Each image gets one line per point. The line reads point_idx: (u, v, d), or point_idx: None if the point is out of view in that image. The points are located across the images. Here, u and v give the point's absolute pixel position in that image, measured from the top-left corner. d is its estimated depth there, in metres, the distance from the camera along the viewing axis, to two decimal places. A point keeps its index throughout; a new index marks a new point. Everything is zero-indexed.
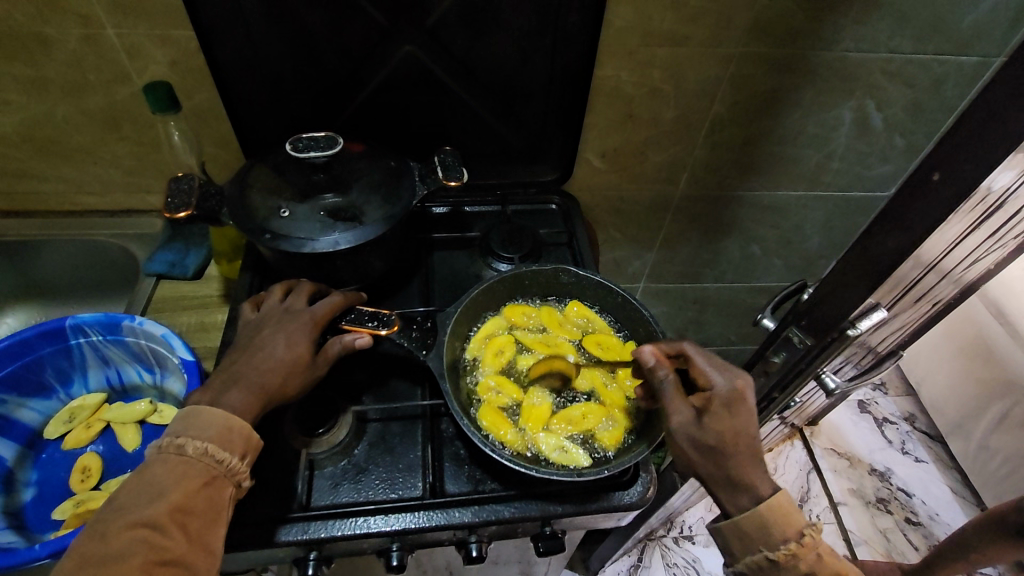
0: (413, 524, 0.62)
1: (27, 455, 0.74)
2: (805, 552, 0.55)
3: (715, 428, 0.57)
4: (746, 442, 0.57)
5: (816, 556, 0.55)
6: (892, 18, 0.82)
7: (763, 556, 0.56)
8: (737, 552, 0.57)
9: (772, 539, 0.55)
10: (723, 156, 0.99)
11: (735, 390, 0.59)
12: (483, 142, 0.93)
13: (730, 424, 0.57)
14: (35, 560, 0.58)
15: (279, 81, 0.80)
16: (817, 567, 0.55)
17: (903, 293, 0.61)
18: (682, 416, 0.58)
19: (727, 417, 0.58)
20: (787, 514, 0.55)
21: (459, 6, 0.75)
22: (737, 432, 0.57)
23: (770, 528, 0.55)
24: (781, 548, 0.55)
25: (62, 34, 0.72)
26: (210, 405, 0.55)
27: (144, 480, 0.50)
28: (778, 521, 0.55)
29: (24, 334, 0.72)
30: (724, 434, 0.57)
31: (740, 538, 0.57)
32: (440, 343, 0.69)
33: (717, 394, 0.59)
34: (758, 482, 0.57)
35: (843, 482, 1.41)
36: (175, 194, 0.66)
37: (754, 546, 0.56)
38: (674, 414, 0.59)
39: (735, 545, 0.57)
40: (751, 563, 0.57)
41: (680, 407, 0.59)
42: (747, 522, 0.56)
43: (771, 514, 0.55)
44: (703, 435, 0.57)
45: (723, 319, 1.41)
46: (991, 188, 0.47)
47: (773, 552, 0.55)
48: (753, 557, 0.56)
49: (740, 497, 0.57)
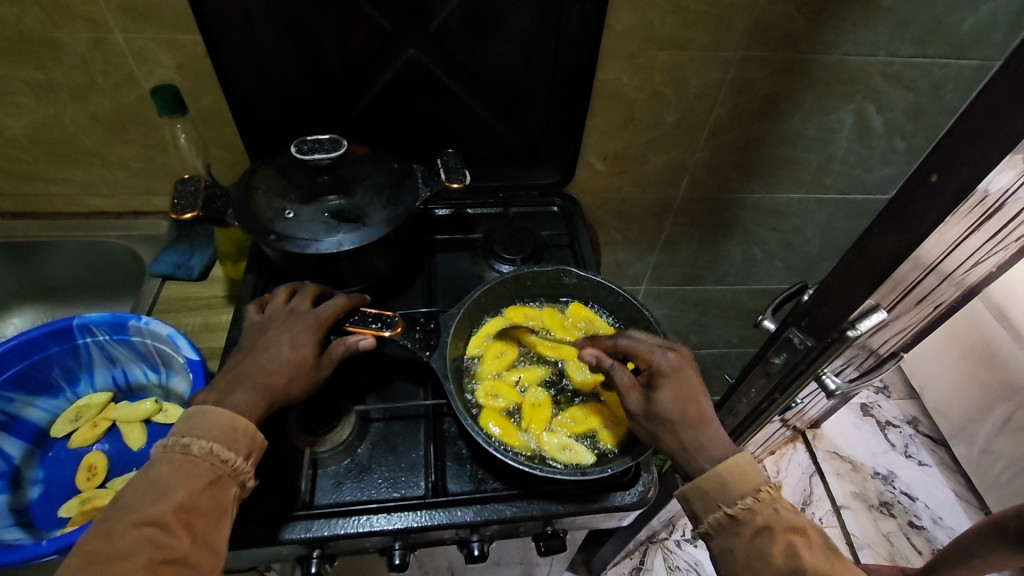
0: (415, 524, 0.62)
1: (34, 453, 0.74)
2: (761, 507, 0.54)
3: (663, 401, 0.60)
4: (695, 409, 0.60)
5: (774, 511, 0.54)
6: (891, 22, 0.83)
7: (722, 513, 0.55)
8: (698, 513, 0.57)
9: (730, 494, 0.55)
10: (724, 159, 1.00)
11: (674, 361, 0.62)
12: (486, 144, 0.93)
13: (676, 394, 0.60)
14: (41, 556, 0.59)
15: (284, 85, 0.81)
16: (775, 521, 0.54)
17: (903, 295, 0.61)
18: (633, 398, 0.62)
19: (669, 388, 0.60)
20: (742, 469, 0.56)
21: (462, 11, 0.76)
22: (685, 401, 0.60)
23: (726, 485, 0.55)
24: (738, 503, 0.55)
25: (71, 38, 0.73)
26: (215, 406, 0.55)
27: (150, 480, 0.50)
28: (734, 477, 0.56)
29: (32, 334, 0.73)
30: (670, 402, 0.60)
31: (700, 498, 0.57)
32: (443, 344, 0.69)
33: (658, 369, 0.62)
34: (710, 444, 0.58)
35: (846, 486, 1.40)
36: (181, 196, 0.68)
37: (714, 504, 0.56)
38: (627, 397, 0.62)
39: (697, 505, 0.57)
40: (713, 522, 0.56)
41: (631, 389, 0.63)
42: (705, 480, 0.56)
43: (726, 470, 0.56)
44: (654, 411, 0.60)
45: (725, 321, 1.41)
46: (988, 190, 0.47)
47: (731, 507, 0.55)
48: (713, 515, 0.56)
49: (697, 460, 0.58)
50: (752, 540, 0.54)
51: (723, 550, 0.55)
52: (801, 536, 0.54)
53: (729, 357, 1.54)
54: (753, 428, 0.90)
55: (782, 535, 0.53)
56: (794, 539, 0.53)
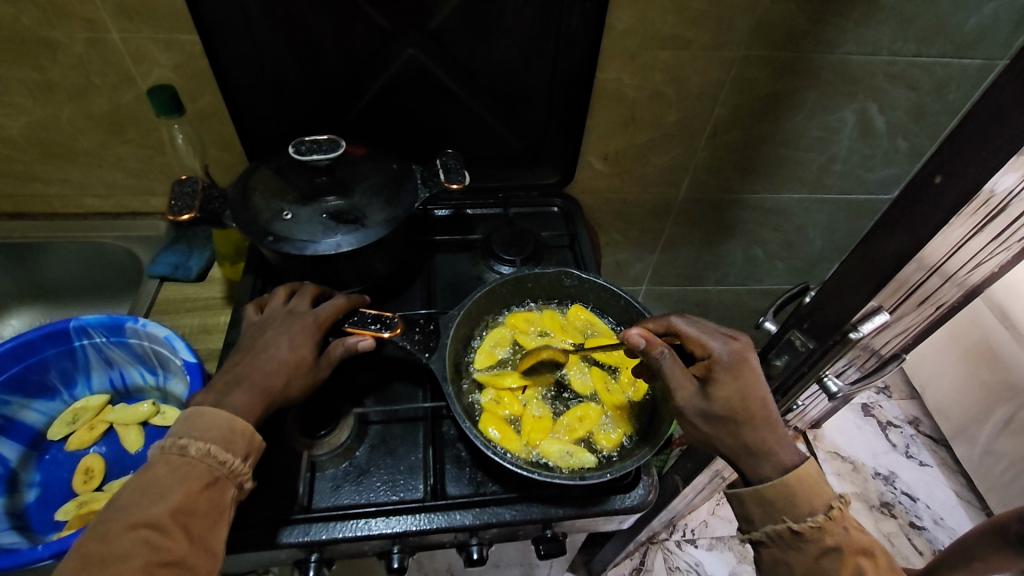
0: (413, 527, 0.62)
1: (31, 456, 0.74)
2: (832, 527, 0.53)
3: (722, 395, 0.58)
4: (757, 405, 0.57)
5: (844, 529, 0.53)
6: (894, 21, 0.82)
7: (786, 527, 0.54)
8: (756, 520, 0.56)
9: (799, 510, 0.54)
10: (726, 158, 0.99)
11: (736, 351, 0.60)
12: (486, 144, 0.93)
13: (737, 387, 0.58)
14: (37, 561, 0.58)
15: (283, 85, 0.80)
16: (845, 542, 0.53)
17: (906, 296, 0.60)
18: (686, 391, 0.59)
19: (729, 381, 0.58)
20: (816, 484, 0.54)
21: (461, 10, 0.76)
22: (746, 394, 0.58)
23: (795, 496, 0.54)
24: (807, 520, 0.53)
25: (67, 38, 0.72)
26: (212, 407, 0.55)
27: (147, 481, 0.50)
28: (804, 491, 0.54)
29: (29, 335, 0.72)
30: (731, 397, 0.58)
31: (762, 506, 0.56)
32: (443, 346, 0.68)
33: (717, 360, 0.60)
34: (780, 450, 0.57)
35: (847, 486, 1.39)
36: (179, 197, 0.67)
37: (778, 516, 0.55)
38: (679, 390, 0.60)
39: (758, 514, 0.56)
40: (772, 532, 0.55)
41: (684, 382, 0.60)
42: (774, 491, 0.55)
43: (797, 481, 0.54)
44: (712, 406, 0.58)
45: (725, 321, 1.40)
46: (993, 191, 0.47)
47: (799, 524, 0.54)
48: (775, 526, 0.55)
49: (762, 465, 0.57)
50: (817, 558, 0.53)
51: (777, 559, 0.56)
52: (868, 557, 0.53)
53: None
54: None
55: (851, 558, 0.52)
56: (863, 563, 0.52)
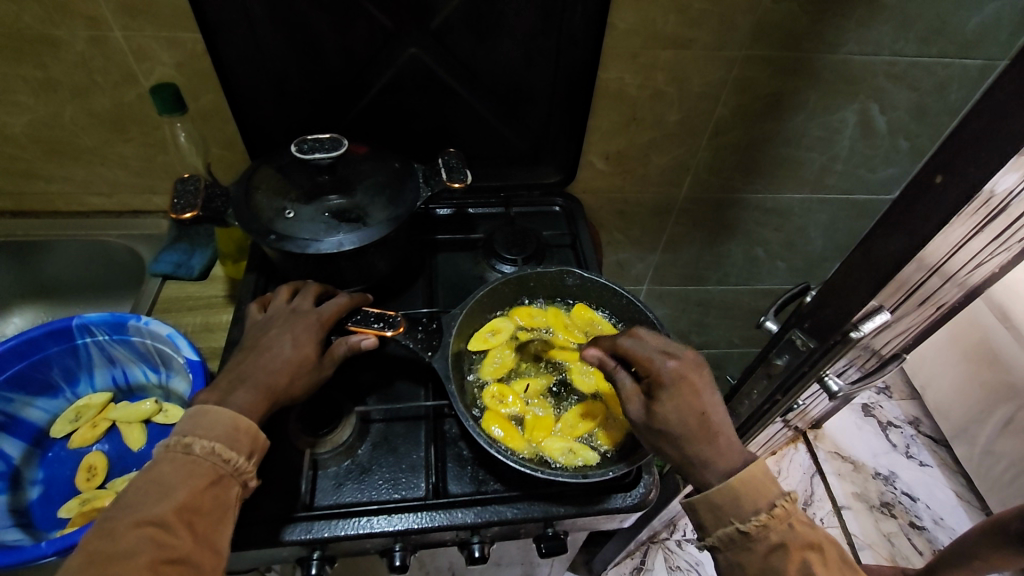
0: (415, 525, 0.62)
1: (33, 454, 0.74)
2: (776, 523, 0.53)
3: (663, 414, 0.58)
4: (698, 422, 0.57)
5: (789, 526, 0.53)
6: (895, 22, 0.83)
7: (733, 528, 0.54)
8: (708, 525, 0.56)
9: (743, 511, 0.54)
10: (727, 159, 1.00)
11: (676, 370, 0.60)
12: (487, 143, 0.93)
13: (678, 406, 0.58)
14: (41, 557, 0.58)
15: (285, 84, 0.81)
16: (790, 538, 0.53)
17: (906, 296, 0.60)
18: (635, 408, 0.61)
19: (669, 401, 0.58)
20: (759, 483, 0.54)
21: (463, 9, 0.76)
22: (687, 412, 0.58)
23: (739, 500, 0.54)
24: (752, 520, 0.53)
25: (71, 36, 0.73)
26: (217, 405, 0.55)
27: (152, 479, 0.50)
28: (748, 492, 0.54)
29: (31, 333, 0.73)
30: (671, 416, 0.58)
31: (710, 511, 0.55)
32: (446, 344, 0.68)
33: (658, 380, 0.60)
34: (715, 459, 0.56)
35: (848, 486, 1.40)
36: (181, 196, 0.68)
37: (726, 519, 0.55)
38: (628, 407, 0.61)
39: (707, 519, 0.56)
40: (723, 536, 0.55)
41: (632, 399, 0.61)
42: (718, 495, 0.55)
43: (740, 484, 0.54)
44: (654, 422, 0.59)
45: (726, 321, 1.40)
46: (994, 191, 0.47)
47: (745, 524, 0.53)
48: (724, 530, 0.55)
49: (704, 474, 0.57)
50: (765, 556, 0.53)
51: (731, 562, 0.55)
52: (815, 551, 0.53)
53: (730, 357, 1.54)
54: (754, 430, 0.90)
55: (796, 554, 0.52)
56: (809, 556, 0.52)
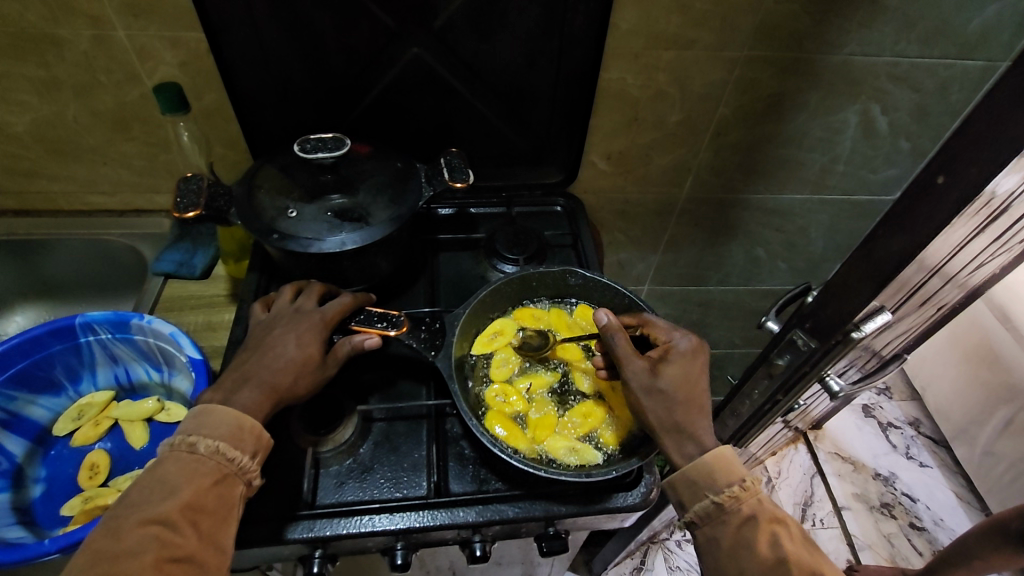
0: (417, 523, 0.62)
1: (36, 451, 0.75)
2: (747, 496, 0.56)
3: (670, 376, 0.62)
4: (697, 394, 0.62)
5: (758, 500, 0.57)
6: (897, 22, 0.83)
7: (709, 501, 0.57)
8: (686, 501, 0.58)
9: (716, 483, 0.57)
10: (729, 159, 1.00)
11: (692, 344, 0.65)
12: (489, 143, 0.93)
13: (685, 373, 0.62)
14: (44, 555, 0.58)
15: (288, 83, 0.81)
16: (760, 511, 0.56)
17: (908, 296, 0.61)
18: (637, 366, 0.63)
19: (679, 364, 0.63)
20: (729, 460, 0.58)
21: (466, 9, 0.76)
22: (690, 381, 0.62)
23: (713, 474, 0.57)
24: (725, 491, 0.56)
25: (73, 35, 0.73)
26: (221, 405, 0.55)
27: (157, 478, 0.50)
28: (721, 468, 0.57)
29: (34, 332, 0.73)
30: (675, 379, 0.62)
31: (688, 486, 0.58)
32: (449, 343, 0.68)
33: (675, 346, 0.64)
34: (703, 433, 0.60)
35: (848, 487, 1.40)
36: (184, 194, 0.67)
37: (701, 493, 0.57)
38: (630, 363, 0.63)
39: (684, 494, 0.58)
40: (700, 510, 0.57)
41: (636, 357, 0.63)
42: (693, 469, 0.58)
43: (713, 460, 0.58)
44: (656, 381, 0.62)
45: (726, 321, 1.40)
46: (995, 192, 0.47)
47: (718, 496, 0.56)
48: (700, 504, 0.57)
49: (686, 445, 0.59)
50: (738, 528, 0.55)
51: (709, 538, 0.56)
52: (783, 526, 0.56)
53: (730, 357, 1.54)
54: (755, 429, 0.90)
55: (766, 525, 0.55)
56: (778, 530, 0.55)
